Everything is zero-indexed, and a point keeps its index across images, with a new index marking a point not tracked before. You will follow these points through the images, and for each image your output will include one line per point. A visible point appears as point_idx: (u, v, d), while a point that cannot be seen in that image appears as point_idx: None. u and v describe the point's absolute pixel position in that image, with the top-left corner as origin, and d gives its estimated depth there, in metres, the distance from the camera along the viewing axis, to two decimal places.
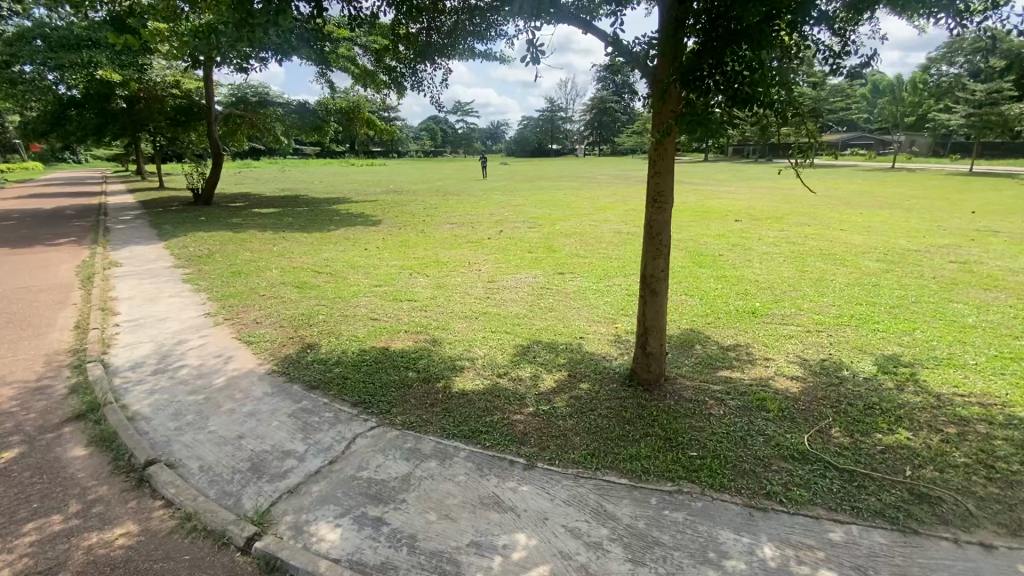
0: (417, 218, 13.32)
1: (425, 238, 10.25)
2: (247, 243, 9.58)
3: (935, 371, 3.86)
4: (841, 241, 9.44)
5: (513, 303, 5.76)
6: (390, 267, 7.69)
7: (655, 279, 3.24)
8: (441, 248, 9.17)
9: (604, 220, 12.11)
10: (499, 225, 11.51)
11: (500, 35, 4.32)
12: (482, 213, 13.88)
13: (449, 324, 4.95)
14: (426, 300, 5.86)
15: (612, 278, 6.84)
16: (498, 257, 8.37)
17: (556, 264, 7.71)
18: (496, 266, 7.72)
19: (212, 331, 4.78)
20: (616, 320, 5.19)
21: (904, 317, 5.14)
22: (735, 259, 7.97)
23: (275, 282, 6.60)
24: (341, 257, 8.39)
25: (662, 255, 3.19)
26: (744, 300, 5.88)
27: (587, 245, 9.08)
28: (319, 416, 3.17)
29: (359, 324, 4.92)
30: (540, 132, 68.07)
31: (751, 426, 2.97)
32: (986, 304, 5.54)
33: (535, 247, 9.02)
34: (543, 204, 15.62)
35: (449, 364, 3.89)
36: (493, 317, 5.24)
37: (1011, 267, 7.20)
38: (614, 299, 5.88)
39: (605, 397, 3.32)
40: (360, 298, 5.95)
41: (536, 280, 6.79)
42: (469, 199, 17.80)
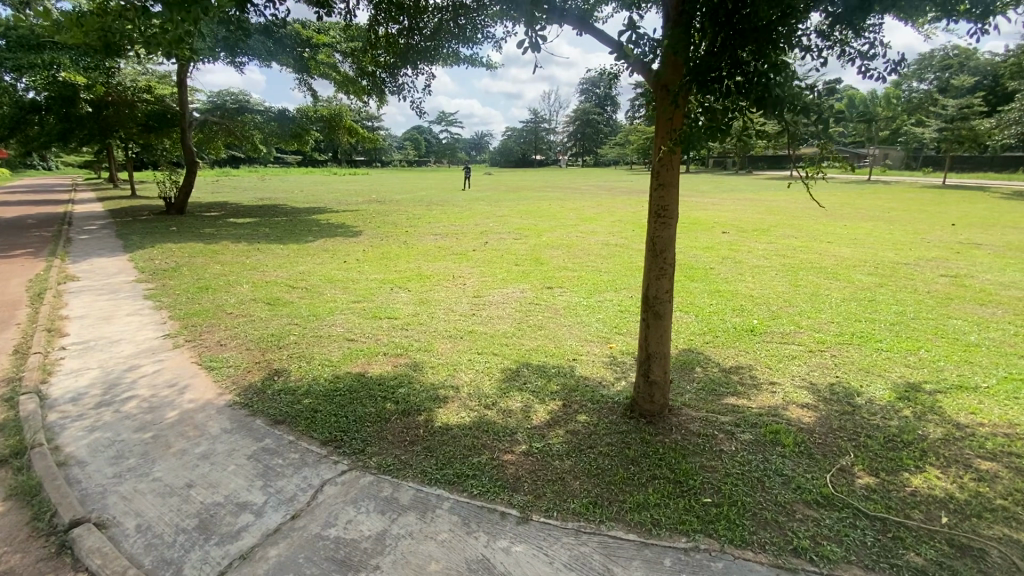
0: (400, 228, 12.97)
1: (407, 249, 9.88)
2: (218, 256, 9.10)
3: (950, 397, 3.64)
4: (830, 253, 9.35)
5: (500, 321, 5.44)
6: (370, 281, 7.31)
7: (658, 301, 2.96)
8: (424, 260, 8.82)
9: (591, 231, 11.92)
10: (484, 237, 11.20)
11: (487, 38, 4.04)
12: (466, 223, 13.56)
13: (432, 344, 4.61)
14: (407, 318, 5.51)
15: (602, 292, 6.58)
16: (483, 270, 8.05)
17: (544, 278, 7.43)
18: (481, 280, 7.40)
19: (171, 355, 4.36)
20: (610, 339, 4.90)
21: (906, 335, 4.93)
22: (726, 273, 7.78)
23: (245, 298, 6.17)
24: (318, 271, 7.99)
25: (666, 275, 2.91)
26: (740, 317, 5.66)
27: (574, 258, 8.83)
28: (282, 459, 2.79)
29: (334, 345, 4.55)
30: (523, 142, 68.26)
31: (767, 464, 2.68)
32: (986, 320, 5.37)
33: (521, 260, 8.75)
34: (528, 215, 15.40)
35: (432, 392, 3.54)
36: (479, 336, 4.91)
37: (1002, 280, 7.11)
38: (606, 316, 5.60)
39: (604, 432, 3.00)
40: (336, 315, 5.56)
41: (524, 295, 6.49)
42: (453, 209, 17.50)
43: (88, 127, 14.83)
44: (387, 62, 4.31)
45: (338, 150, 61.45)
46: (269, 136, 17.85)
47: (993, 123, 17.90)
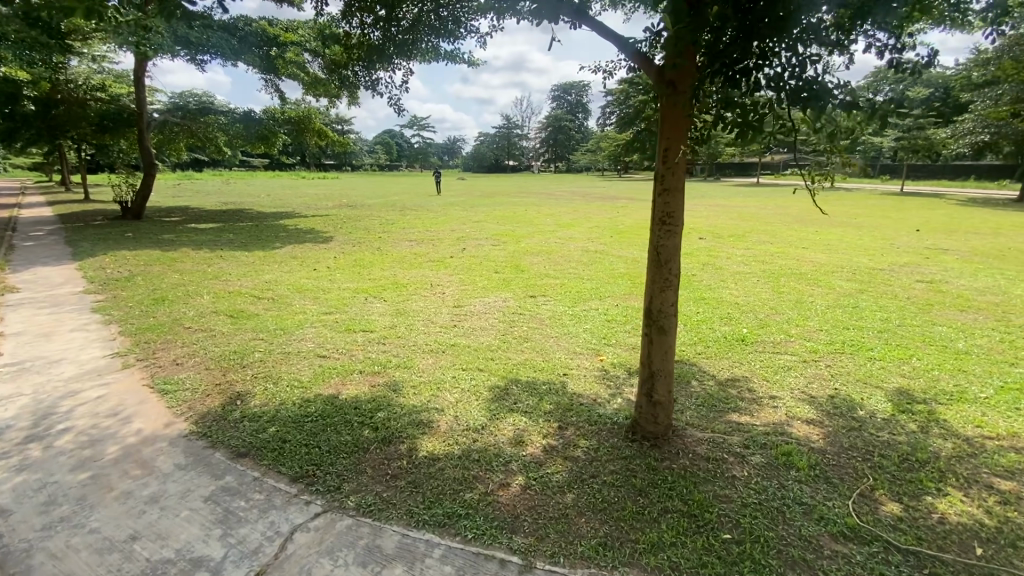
0: (373, 233, 12.53)
1: (381, 256, 9.48)
2: (177, 264, 8.53)
3: (950, 409, 3.55)
4: (807, 259, 9.42)
5: (483, 333, 5.15)
6: (342, 290, 6.91)
7: (663, 316, 2.73)
8: (399, 268, 8.46)
9: (570, 237, 11.77)
10: (461, 243, 10.88)
11: (470, 33, 3.78)
12: (441, 229, 13.21)
13: (413, 360, 4.29)
14: (383, 331, 5.17)
15: (587, 300, 6.38)
16: (462, 277, 7.75)
17: (526, 286, 7.18)
18: (460, 288, 7.10)
19: (119, 376, 3.91)
20: (601, 351, 4.67)
21: (895, 343, 4.88)
22: (708, 279, 7.69)
23: (205, 311, 5.71)
24: (287, 280, 7.55)
25: (672, 287, 2.69)
26: (729, 325, 5.53)
27: (555, 264, 8.62)
28: (245, 501, 2.44)
29: (304, 363, 4.17)
30: (497, 148, 68.25)
31: (784, 491, 2.49)
32: (969, 326, 5.39)
33: (501, 267, 8.49)
34: (505, 221, 15.17)
35: (414, 417, 3.22)
36: (462, 350, 4.61)
37: (974, 285, 7.23)
38: (593, 326, 5.39)
39: (606, 458, 2.76)
40: (306, 329, 5.17)
41: (507, 304, 6.23)
42: (428, 214, 17.13)
43: (34, 126, 13.87)
44: (358, 56, 3.97)
45: (308, 154, 60.06)
46: (233, 138, 17.12)
47: (950, 133, 18.66)
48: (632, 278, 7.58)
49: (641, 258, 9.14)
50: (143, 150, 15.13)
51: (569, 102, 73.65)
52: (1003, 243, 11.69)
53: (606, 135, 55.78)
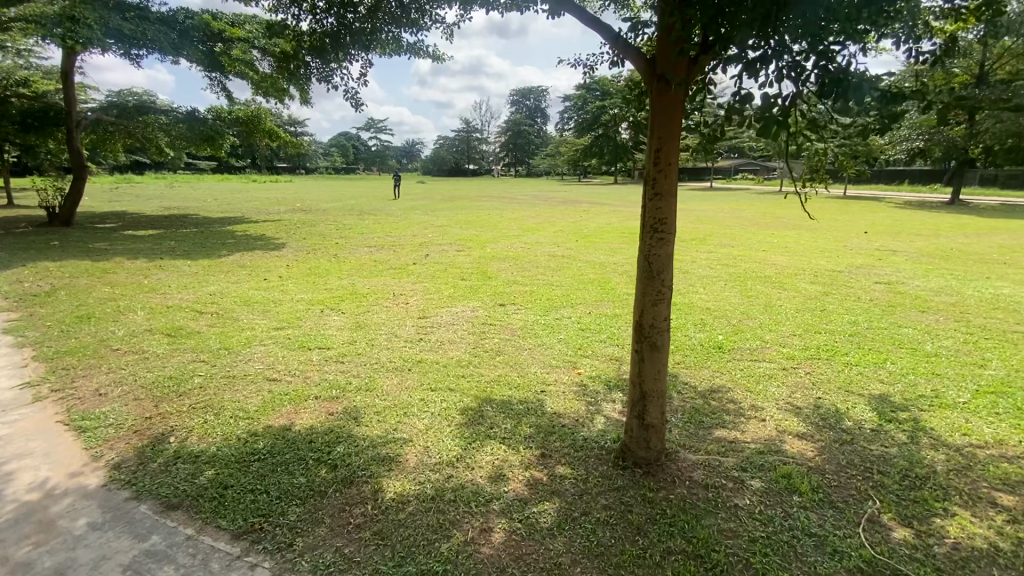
0: (329, 240, 11.93)
1: (338, 264, 8.96)
2: (109, 275, 7.74)
3: (934, 415, 3.50)
4: (769, 262, 9.55)
5: (450, 347, 4.80)
6: (296, 302, 6.40)
7: (656, 331, 2.49)
8: (358, 276, 7.98)
9: (536, 242, 11.54)
10: (423, 249, 10.47)
11: (435, 23, 3.47)
12: (402, 234, 12.75)
13: (376, 381, 3.90)
14: (342, 348, 4.73)
15: (558, 308, 6.14)
16: (426, 285, 7.37)
17: (494, 293, 6.87)
18: (425, 297, 6.72)
19: (26, 411, 3.34)
20: (577, 364, 4.42)
21: (867, 347, 4.87)
22: (677, 284, 7.62)
23: (138, 329, 5.10)
24: (234, 291, 6.95)
25: (665, 300, 2.45)
26: (704, 332, 5.40)
27: (523, 270, 8.37)
28: (173, 568, 2.02)
29: (251, 390, 3.71)
30: (456, 152, 67.64)
31: (791, 520, 2.29)
32: (933, 328, 5.48)
33: (467, 274, 8.15)
34: (469, 225, 14.85)
35: (377, 452, 2.85)
36: (430, 367, 4.25)
37: (929, 286, 7.45)
38: (567, 336, 5.13)
39: (597, 491, 2.49)
40: (254, 348, 4.67)
41: (476, 314, 5.90)
42: (388, 219, 16.56)
43: None
44: (307, 49, 3.55)
45: (260, 157, 57.75)
46: (175, 138, 16.04)
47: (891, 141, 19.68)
48: (602, 284, 7.40)
49: (609, 263, 9.01)
50: (72, 151, 13.90)
51: (528, 107, 74.00)
52: (944, 244, 12.31)
53: (566, 140, 56.38)
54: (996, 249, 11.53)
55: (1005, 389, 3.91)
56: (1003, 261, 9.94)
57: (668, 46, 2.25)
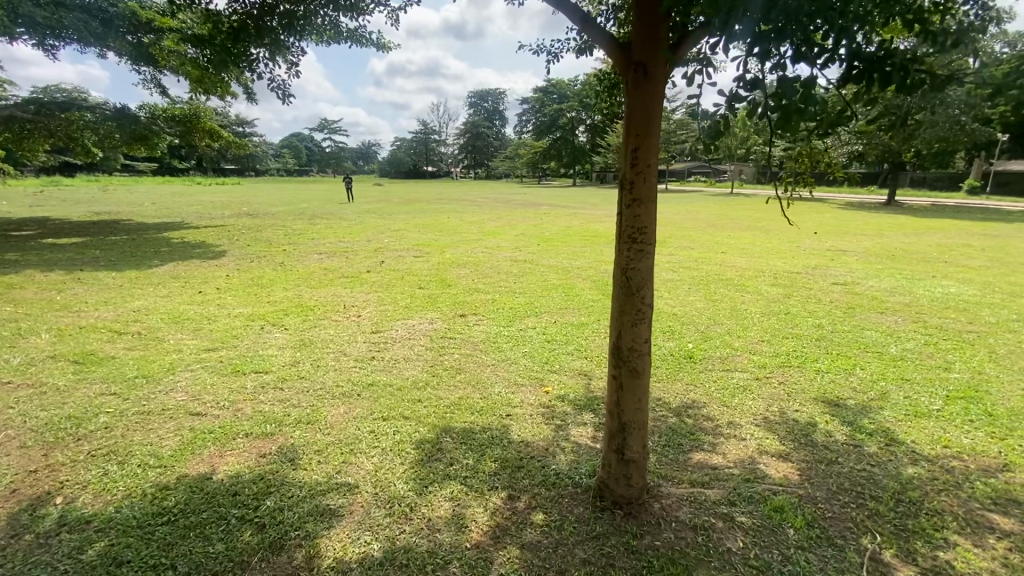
0: (277, 246, 11.18)
1: (285, 273, 8.31)
2: (15, 291, 6.86)
3: (911, 425, 3.37)
4: (728, 264, 9.60)
5: (405, 366, 4.37)
6: (233, 318, 5.79)
7: (636, 355, 2.20)
8: (306, 286, 7.41)
9: (497, 246, 11.21)
10: (378, 255, 9.92)
11: (379, 5, 3.06)
12: (356, 240, 12.13)
13: (320, 412, 3.44)
14: (282, 371, 4.22)
15: (521, 318, 5.81)
16: (381, 296, 6.88)
17: (454, 303, 6.47)
18: (379, 309, 6.24)
19: None
20: (544, 381, 4.10)
21: (835, 353, 4.80)
22: None
23: (40, 356, 4.43)
24: (163, 307, 6.26)
25: (646, 321, 2.17)
26: (673, 340, 5.20)
27: (484, 277, 8.01)
28: None
29: (168, 431, 3.18)
30: (413, 153, 66.48)
31: (788, 564, 2.05)
32: (894, 329, 5.50)
33: (425, 281, 7.72)
34: (427, 229, 14.38)
35: (316, 504, 2.42)
36: (382, 391, 3.82)
37: (882, 287, 7.59)
38: (532, 350, 4.81)
39: (573, 540, 2.18)
40: (178, 376, 4.10)
41: (434, 326, 5.50)
42: (341, 223, 15.85)
43: None
44: (224, 35, 3.05)
45: (204, 157, 54.78)
46: (103, 138, 14.76)
47: None
48: (566, 290, 7.13)
49: (572, 268, 8.77)
50: None
51: (486, 109, 73.73)
52: (887, 244, 12.82)
53: (525, 142, 56.47)
54: (935, 248, 12.09)
55: (974, 393, 3.85)
56: (944, 259, 10.38)
57: (647, 31, 1.96)
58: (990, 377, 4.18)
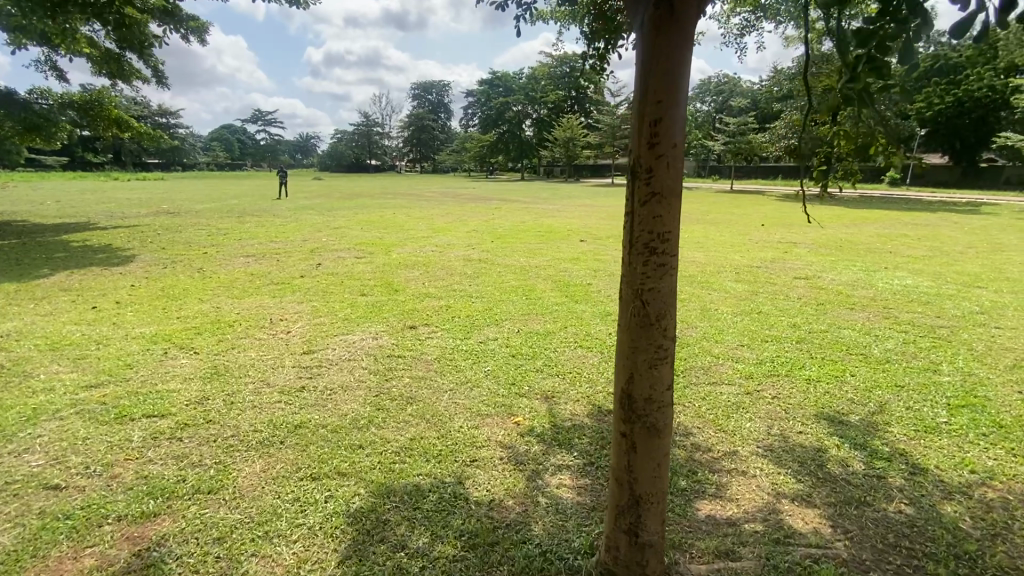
0: (197, 248, 9.89)
1: (201, 281, 7.19)
2: None
3: (929, 446, 3.02)
4: (687, 259, 9.33)
5: (342, 399, 3.60)
6: (129, 341, 4.76)
7: (655, 408, 1.61)
8: (226, 297, 6.39)
9: (447, 245, 10.46)
10: (314, 257, 8.92)
11: None
12: (290, 240, 10.99)
13: (227, 474, 2.65)
14: (181, 414, 3.34)
15: (479, 329, 5.14)
16: (315, 306, 5.98)
17: (401, 312, 5.70)
18: (312, 322, 5.37)
19: None
20: (512, 410, 3.46)
21: (820, 357, 4.46)
22: (605, 287, 6.97)
23: None
24: (39, 329, 5.11)
25: (668, 361, 1.57)
26: None
27: (434, 280, 7.27)
28: None
29: (2, 521, 2.30)
30: (355, 146, 63.82)
31: None
32: (868, 327, 5.30)
33: (368, 286, 6.90)
34: (370, 226, 13.39)
35: None
36: (312, 437, 3.05)
37: (842, 279, 7.52)
38: (494, 368, 4.15)
39: None
40: (39, 428, 3.14)
41: (378, 343, 4.73)
42: (273, 221, 14.51)
43: None
44: None
45: (122, 151, 50.07)
46: None
47: None
48: (526, 294, 6.51)
49: (529, 268, 8.17)
50: None
51: (430, 101, 71.95)
52: (831, 235, 13.15)
53: (471, 135, 55.52)
54: (875, 238, 12.47)
55: (974, 401, 3.62)
56: (887, 249, 10.66)
57: None
58: (981, 381, 3.98)
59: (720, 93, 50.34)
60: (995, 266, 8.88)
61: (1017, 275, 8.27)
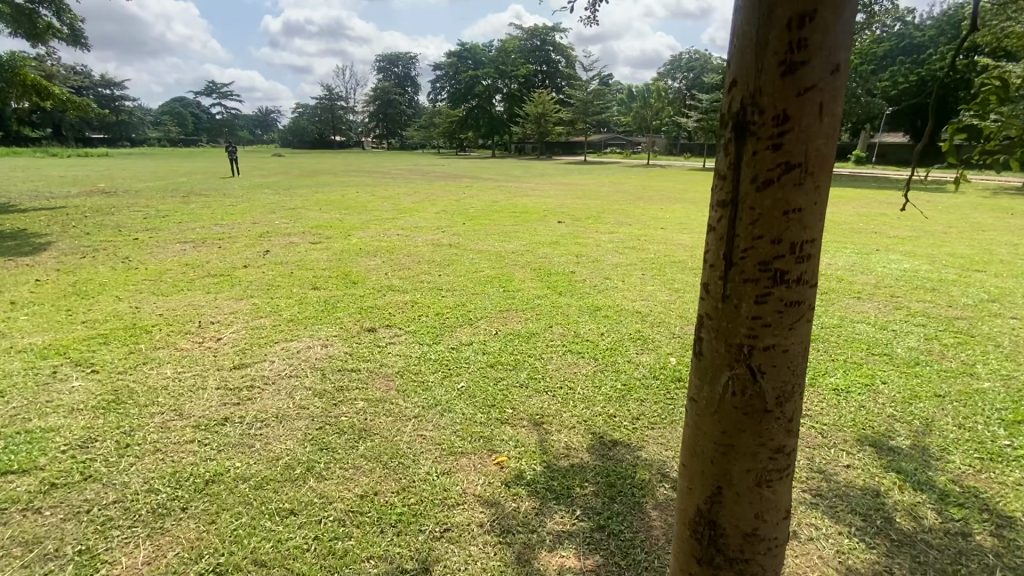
0: (127, 234, 8.72)
1: (124, 274, 6.15)
2: None
3: (1005, 485, 2.46)
4: (672, 241, 8.73)
5: (273, 437, 2.81)
6: (11, 356, 3.82)
7: (763, 549, 0.94)
8: (150, 293, 5.42)
9: (414, 227, 9.56)
10: (262, 243, 7.92)
11: None
12: (238, 223, 9.87)
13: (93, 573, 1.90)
14: (50, 468, 2.53)
15: (450, 332, 4.36)
16: (256, 304, 5.09)
17: (357, 311, 4.86)
18: (250, 326, 4.49)
19: None
20: (492, 444, 2.75)
21: (843, 361, 3.88)
22: (590, 275, 6.30)
23: None
24: None
25: (787, 475, 0.90)
26: (650, 352, 3.97)
27: (398, 270, 6.44)
28: None
29: None
30: (318, 121, 60.79)
31: None
32: (883, 320, 4.77)
33: (321, 278, 6.02)
34: (330, 207, 12.33)
35: None
36: (227, 499, 2.30)
37: (839, 264, 7.03)
38: (469, 385, 3.40)
39: None
40: None
41: (327, 352, 3.91)
42: (222, 201, 13.23)
43: None
44: None
45: (63, 125, 46.45)
46: None
47: None
48: (504, 285, 5.76)
49: (505, 254, 7.41)
50: None
51: (396, 75, 69.18)
52: None
53: (440, 110, 53.58)
54: (857, 218, 12.18)
55: None
56: (873, 230, 10.32)
57: None
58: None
59: (691, 69, 50.71)
60: (984, 248, 8.60)
61: (1008, 255, 8.00)
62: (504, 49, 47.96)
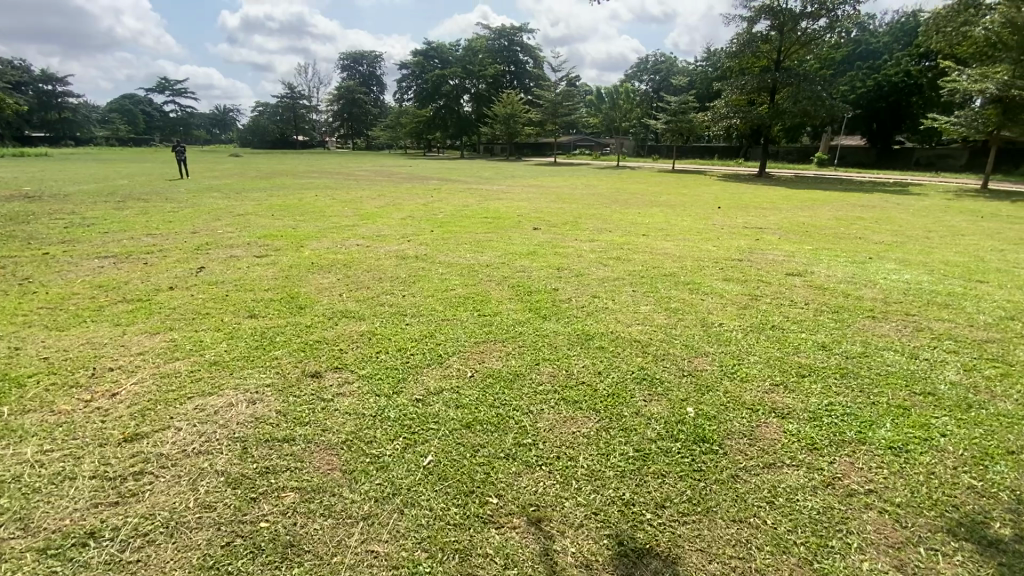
0: (38, 247, 7.50)
1: (17, 301, 5.06)
2: None
3: None
4: (657, 249, 8.13)
5: (154, 566, 1.95)
6: None
7: None
8: (42, 326, 4.39)
9: (376, 236, 8.67)
10: (198, 257, 6.89)
11: None
12: (175, 232, 8.74)
13: None
14: None
15: (414, 376, 3.54)
16: (176, 339, 4.15)
17: (300, 348, 3.98)
18: (160, 373, 3.55)
19: None
20: (471, 565, 1.97)
21: (884, 405, 3.27)
22: (574, 292, 5.59)
23: None
24: None
25: None
26: (661, 400, 3.25)
27: (355, 289, 5.58)
28: None
29: None
30: (277, 120, 58.43)
31: None
32: (909, 346, 4.23)
33: (262, 302, 5.08)
34: (284, 212, 11.29)
35: None
36: None
37: (837, 275, 6.56)
38: (438, 462, 2.59)
39: None
40: None
41: (254, 413, 3.02)
42: (161, 207, 11.93)
43: None
44: None
45: None
46: None
47: None
48: (478, 308, 4.98)
49: (478, 267, 6.64)
50: None
51: (360, 73, 67.42)
52: (791, 218, 12.52)
53: (405, 110, 52.31)
54: (837, 222, 11.94)
55: None
56: (855, 234, 10.02)
57: None
58: None
59: (657, 71, 51.12)
60: (971, 253, 8.36)
61: (1000, 262, 7.75)
62: (470, 48, 47.10)
